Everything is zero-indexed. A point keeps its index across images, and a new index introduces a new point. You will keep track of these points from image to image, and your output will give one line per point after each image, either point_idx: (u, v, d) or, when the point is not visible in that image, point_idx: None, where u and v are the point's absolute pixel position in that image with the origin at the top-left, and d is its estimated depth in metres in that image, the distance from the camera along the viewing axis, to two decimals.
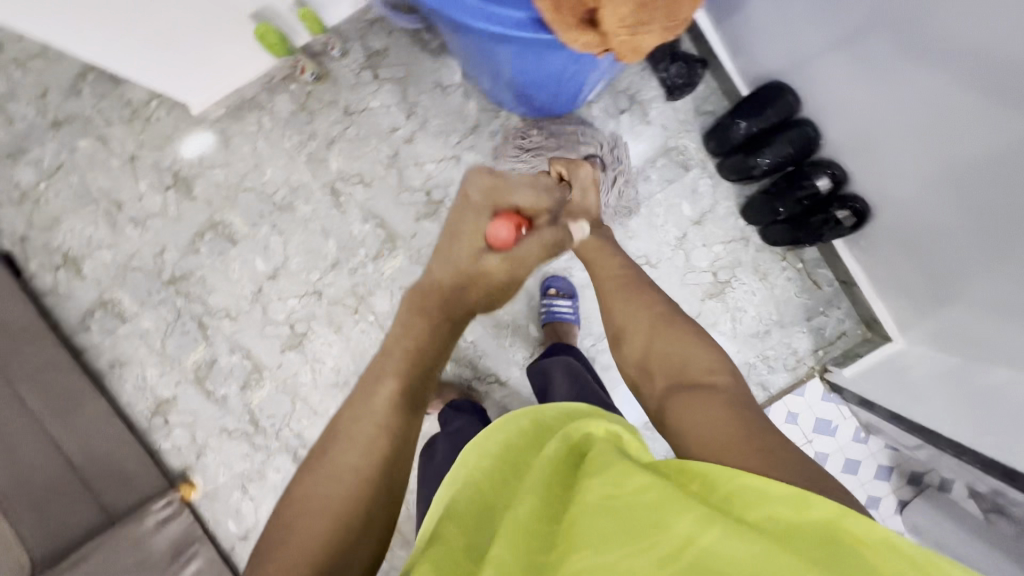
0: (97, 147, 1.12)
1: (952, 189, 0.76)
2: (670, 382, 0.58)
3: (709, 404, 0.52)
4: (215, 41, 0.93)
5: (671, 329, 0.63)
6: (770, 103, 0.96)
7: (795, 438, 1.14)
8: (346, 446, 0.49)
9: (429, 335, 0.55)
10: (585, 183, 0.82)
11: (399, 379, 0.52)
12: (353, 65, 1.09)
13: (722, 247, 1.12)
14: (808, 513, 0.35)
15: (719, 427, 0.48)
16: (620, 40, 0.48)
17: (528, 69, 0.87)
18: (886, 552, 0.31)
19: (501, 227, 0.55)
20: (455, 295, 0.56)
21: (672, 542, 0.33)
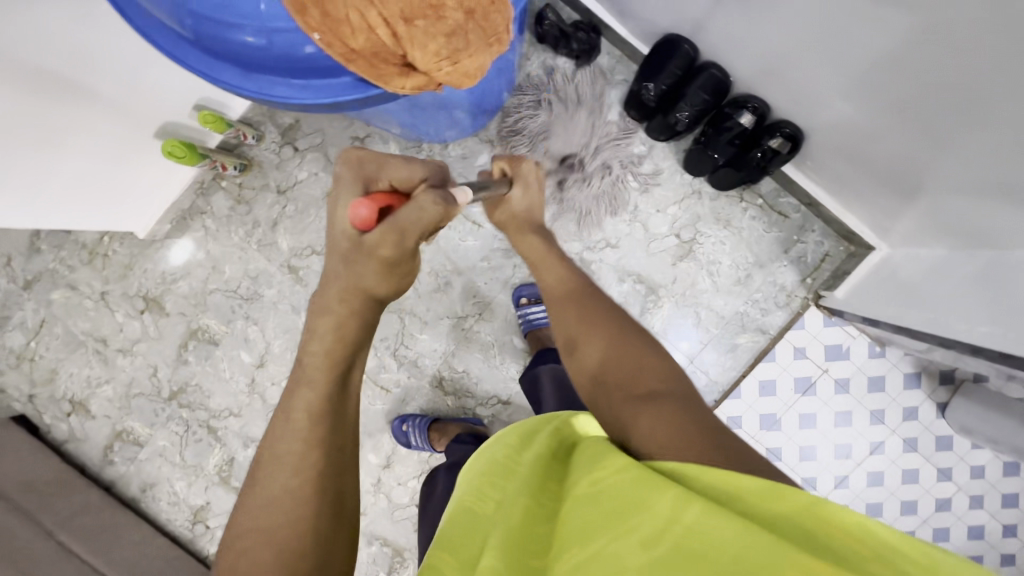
0: (70, 295, 1.17)
1: (882, 105, 0.74)
2: (622, 390, 0.56)
3: (680, 420, 0.51)
4: (132, 168, 0.97)
5: (617, 331, 0.62)
6: (669, 59, 0.94)
7: (810, 370, 1.11)
8: (275, 470, 0.50)
9: (334, 338, 0.55)
10: (531, 181, 0.84)
11: (314, 387, 0.53)
12: (273, 146, 1.12)
13: (677, 207, 1.10)
14: (784, 501, 0.34)
15: (677, 433, 0.49)
16: (445, 73, 0.47)
17: (415, 104, 0.88)
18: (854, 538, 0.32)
19: (362, 207, 0.54)
20: (349, 288, 0.56)
21: (657, 523, 0.35)
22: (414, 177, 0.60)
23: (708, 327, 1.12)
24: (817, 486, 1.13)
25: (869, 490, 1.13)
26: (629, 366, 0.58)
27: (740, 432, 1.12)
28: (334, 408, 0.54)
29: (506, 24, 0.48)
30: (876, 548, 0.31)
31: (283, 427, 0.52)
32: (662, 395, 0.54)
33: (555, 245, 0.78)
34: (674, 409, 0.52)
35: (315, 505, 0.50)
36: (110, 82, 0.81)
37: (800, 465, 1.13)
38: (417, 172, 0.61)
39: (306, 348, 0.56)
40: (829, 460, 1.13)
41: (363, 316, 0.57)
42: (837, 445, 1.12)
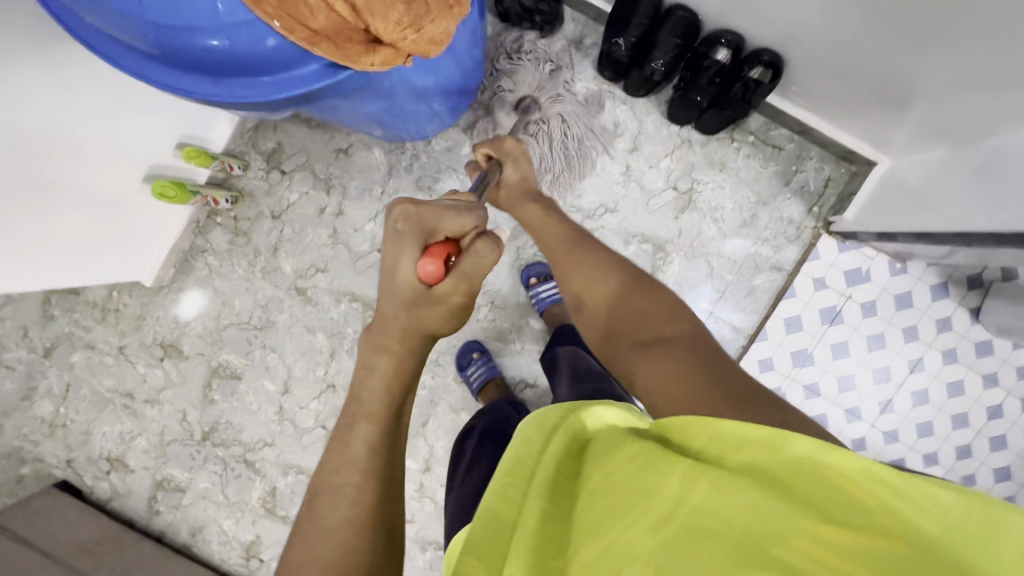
0: (90, 355, 1.19)
1: (856, 8, 0.72)
2: (629, 339, 0.58)
3: (684, 365, 0.51)
4: (126, 216, 0.97)
5: (622, 284, 0.64)
6: (634, 10, 0.92)
7: (833, 299, 1.09)
8: (334, 502, 0.50)
9: (394, 374, 0.55)
10: (515, 155, 0.85)
11: (377, 422, 0.53)
12: (260, 173, 1.12)
13: (669, 159, 1.08)
14: (784, 452, 0.32)
15: (686, 380, 0.50)
16: (410, 41, 0.47)
17: (387, 103, 0.87)
18: (870, 488, 0.29)
19: (429, 264, 0.52)
20: (409, 328, 0.55)
21: (662, 507, 0.33)
22: (469, 220, 0.56)
23: (723, 274, 1.10)
24: (861, 415, 1.12)
25: (915, 409, 1.11)
26: (634, 317, 0.60)
27: (773, 373, 1.11)
28: (395, 443, 0.54)
29: None
30: (888, 492, 0.29)
31: (345, 457, 0.51)
32: (670, 342, 0.55)
33: (552, 215, 0.79)
34: (682, 354, 0.53)
35: (372, 535, 0.50)
36: (88, 133, 0.82)
37: (840, 397, 1.11)
38: (470, 216, 0.56)
39: (364, 383, 0.55)
40: (869, 386, 1.11)
41: (417, 355, 0.56)
42: (875, 370, 1.10)
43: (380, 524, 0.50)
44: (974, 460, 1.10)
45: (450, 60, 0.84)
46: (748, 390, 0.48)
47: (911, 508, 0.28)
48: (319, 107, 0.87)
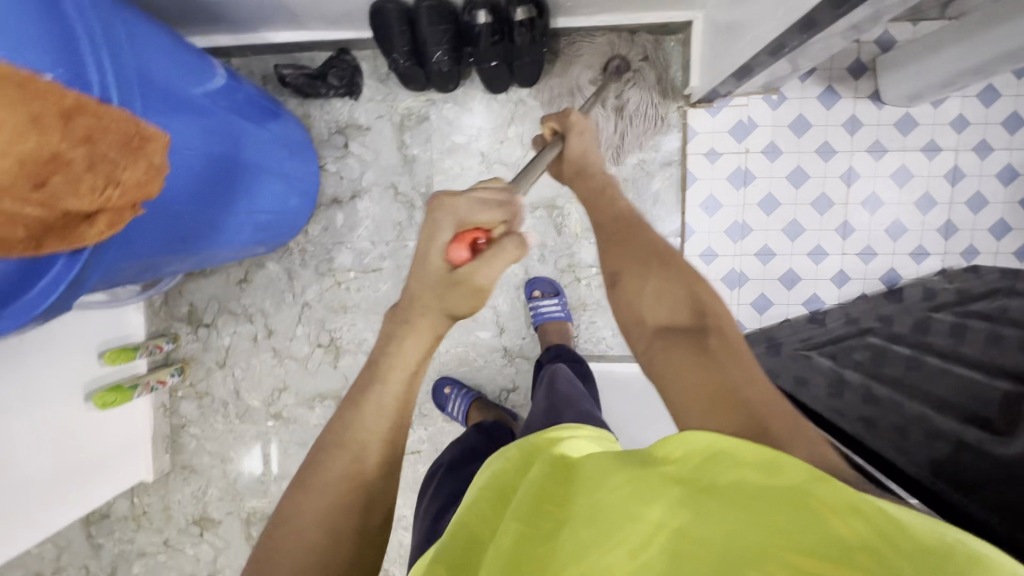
0: (145, 560, 1.27)
1: None
2: (658, 326, 0.49)
3: (709, 365, 0.43)
4: (94, 438, 1.04)
5: (667, 270, 0.53)
6: (388, 29, 0.91)
7: (734, 162, 1.05)
8: (336, 457, 0.47)
9: (422, 345, 0.52)
10: (584, 131, 0.74)
11: (398, 388, 0.51)
12: (190, 337, 1.19)
13: (514, 126, 1.08)
14: (775, 479, 0.29)
15: (712, 391, 0.41)
16: (116, 196, 0.51)
17: (232, 226, 0.90)
18: (848, 516, 0.26)
19: (458, 252, 0.50)
20: (415, 304, 0.52)
21: (644, 530, 0.29)
22: (503, 213, 0.52)
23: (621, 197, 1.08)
24: (826, 251, 1.06)
25: (877, 216, 1.05)
26: (672, 298, 0.50)
27: (719, 259, 1.08)
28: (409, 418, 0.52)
29: (128, 118, 0.51)
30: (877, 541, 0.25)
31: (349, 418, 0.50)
32: (707, 340, 0.46)
33: (596, 198, 0.66)
34: (717, 360, 0.44)
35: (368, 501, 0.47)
36: (17, 384, 0.86)
37: (796, 246, 1.06)
38: (504, 208, 0.52)
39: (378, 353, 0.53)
40: (818, 221, 1.06)
41: (430, 331, 0.53)
42: (814, 203, 1.05)
43: (385, 487, 0.48)
44: (962, 232, 1.04)
45: (257, 142, 0.88)
46: (784, 432, 0.38)
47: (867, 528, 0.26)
48: (193, 258, 0.89)
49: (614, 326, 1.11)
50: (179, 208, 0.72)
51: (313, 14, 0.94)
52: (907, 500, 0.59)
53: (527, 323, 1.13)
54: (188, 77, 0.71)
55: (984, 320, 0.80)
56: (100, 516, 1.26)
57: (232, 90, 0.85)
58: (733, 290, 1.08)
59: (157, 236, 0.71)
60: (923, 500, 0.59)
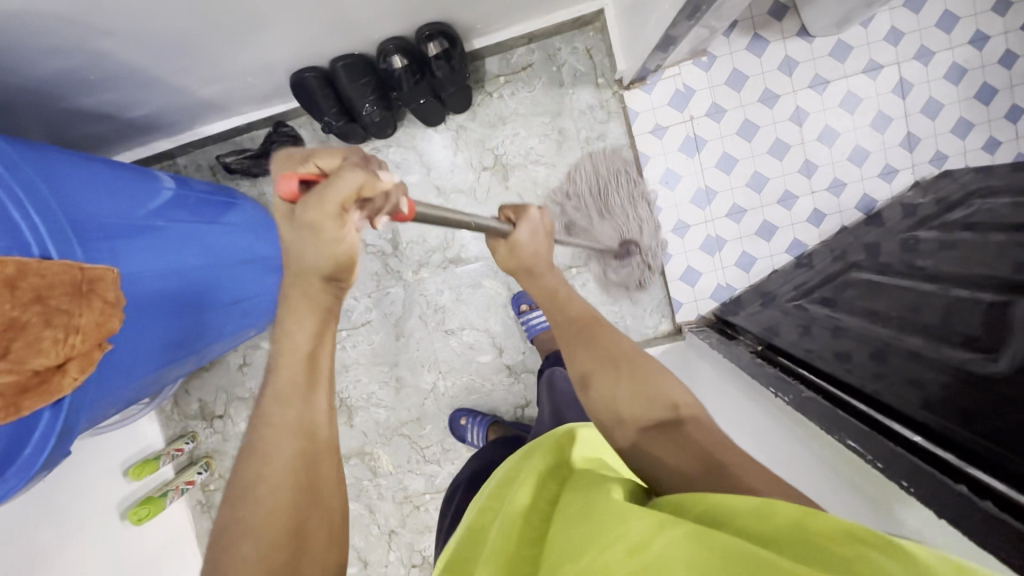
0: None
1: None
2: (642, 427, 0.50)
3: (704, 446, 0.47)
4: (139, 555, 1.06)
5: (634, 364, 0.54)
6: (312, 98, 0.92)
7: (682, 131, 1.05)
8: (248, 457, 0.43)
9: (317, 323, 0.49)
10: (540, 229, 0.70)
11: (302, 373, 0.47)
12: (207, 431, 1.21)
13: (460, 153, 1.08)
14: (777, 521, 0.33)
15: (704, 471, 0.45)
16: (80, 341, 0.52)
17: (225, 325, 0.95)
18: (856, 544, 0.29)
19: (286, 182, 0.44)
20: (299, 278, 0.49)
21: (643, 525, 0.33)
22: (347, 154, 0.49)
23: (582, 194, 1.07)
24: (795, 195, 1.05)
25: (837, 148, 1.04)
26: (647, 395, 0.51)
27: (692, 229, 1.07)
28: (318, 406, 0.47)
29: (68, 265, 0.53)
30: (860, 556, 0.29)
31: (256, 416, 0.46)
32: (686, 429, 0.49)
33: (544, 299, 0.64)
34: (702, 447, 0.48)
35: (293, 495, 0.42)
36: (50, 525, 0.88)
37: (764, 196, 1.06)
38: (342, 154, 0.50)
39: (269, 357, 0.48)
40: (779, 167, 1.05)
41: (319, 302, 0.50)
42: (771, 150, 1.04)
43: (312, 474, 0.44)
44: (925, 141, 1.03)
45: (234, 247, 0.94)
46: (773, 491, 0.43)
47: (868, 549, 0.29)
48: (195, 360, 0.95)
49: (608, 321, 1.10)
50: (172, 318, 0.78)
51: (238, 99, 0.95)
52: (911, 438, 0.59)
53: (523, 337, 1.13)
54: (132, 200, 0.75)
55: (965, 229, 0.79)
56: None
57: (182, 195, 0.88)
58: (714, 256, 1.08)
59: (161, 349, 0.77)
60: (927, 436, 0.59)
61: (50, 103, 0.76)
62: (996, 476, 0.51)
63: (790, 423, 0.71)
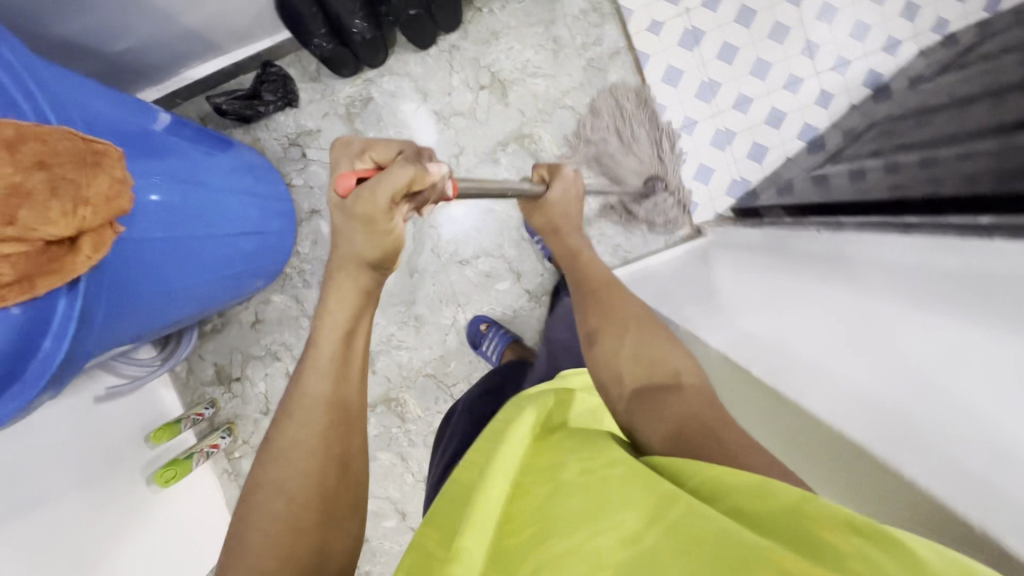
0: None
1: None
2: (636, 387, 0.54)
3: (690, 415, 0.50)
4: (166, 522, 1.02)
5: (642, 331, 0.60)
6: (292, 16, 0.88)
7: (679, 26, 1.03)
8: (284, 426, 0.48)
9: (351, 309, 0.54)
10: (570, 188, 0.79)
11: (336, 351, 0.52)
12: (225, 396, 1.17)
13: (456, 74, 1.06)
14: (775, 497, 0.33)
15: (687, 435, 0.47)
16: (91, 211, 0.49)
17: (234, 257, 0.90)
18: (851, 534, 0.28)
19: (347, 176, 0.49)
20: (352, 254, 0.53)
21: (633, 521, 0.35)
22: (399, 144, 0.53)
23: (584, 102, 1.05)
24: (799, 78, 1.03)
25: (836, 25, 1.02)
26: (648, 360, 0.56)
27: (700, 124, 1.05)
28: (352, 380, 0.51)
29: (65, 134, 0.49)
30: (864, 537, 0.28)
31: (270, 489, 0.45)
32: (681, 396, 0.52)
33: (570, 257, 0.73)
34: (698, 418, 0.49)
35: (326, 457, 0.47)
36: (68, 481, 0.84)
37: (769, 83, 1.04)
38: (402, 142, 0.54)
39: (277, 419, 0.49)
40: (781, 51, 1.03)
41: (359, 288, 0.54)
42: (770, 35, 1.03)
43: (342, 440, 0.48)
44: (923, 8, 1.01)
45: (225, 176, 0.88)
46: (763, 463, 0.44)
47: (867, 538, 0.28)
48: (208, 309, 0.92)
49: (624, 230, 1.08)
50: (173, 241, 0.72)
51: (224, 31, 0.93)
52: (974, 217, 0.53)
53: (540, 258, 1.11)
54: (124, 119, 0.71)
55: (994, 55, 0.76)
56: None
57: (179, 127, 0.84)
58: (725, 149, 1.05)
59: (162, 269, 0.72)
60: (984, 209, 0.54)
61: (27, 29, 0.73)
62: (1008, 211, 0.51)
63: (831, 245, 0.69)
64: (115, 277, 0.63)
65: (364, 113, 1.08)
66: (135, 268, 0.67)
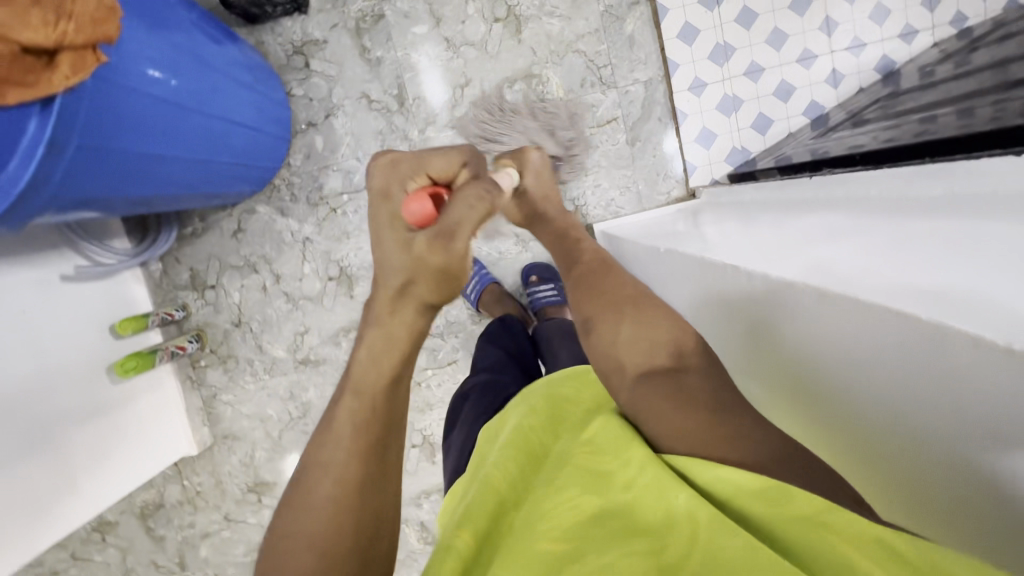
0: (210, 540, 1.23)
1: None
2: (637, 374, 0.46)
3: (695, 395, 0.43)
4: (124, 411, 1.01)
5: (634, 306, 0.50)
6: None
7: None
8: (317, 472, 0.41)
9: (402, 341, 0.44)
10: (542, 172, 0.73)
11: (376, 392, 0.43)
12: (199, 302, 1.16)
13: (471, 3, 1.05)
14: (789, 505, 0.34)
15: (684, 411, 0.42)
16: (74, 29, 0.49)
17: (229, 146, 0.88)
18: (867, 548, 0.30)
19: (415, 208, 0.43)
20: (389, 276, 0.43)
21: (666, 538, 0.34)
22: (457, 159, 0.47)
23: (596, 49, 1.04)
24: (814, 53, 1.03)
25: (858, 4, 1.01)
26: (640, 342, 0.48)
27: (709, 86, 1.05)
28: (394, 428, 0.44)
29: None
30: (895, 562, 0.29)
31: (301, 518, 0.39)
32: (678, 377, 0.45)
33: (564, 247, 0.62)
34: (703, 402, 0.43)
35: (363, 508, 0.40)
36: (20, 350, 0.83)
37: (784, 54, 1.03)
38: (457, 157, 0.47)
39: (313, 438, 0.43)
40: (800, 23, 1.02)
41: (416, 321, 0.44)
42: (792, 5, 1.02)
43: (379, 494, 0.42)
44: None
45: (228, 65, 0.86)
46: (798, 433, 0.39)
47: (891, 556, 0.29)
48: (190, 200, 0.91)
49: (620, 185, 1.08)
50: (161, 104, 0.70)
51: None
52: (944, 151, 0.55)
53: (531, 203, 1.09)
54: None
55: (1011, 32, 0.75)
56: (156, 506, 1.22)
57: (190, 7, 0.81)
58: (731, 116, 1.06)
59: (153, 132, 0.70)
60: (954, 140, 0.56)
61: None
62: (994, 149, 0.49)
63: (814, 189, 0.71)
64: (102, 135, 0.62)
65: (374, 30, 1.06)
66: (125, 132, 0.65)
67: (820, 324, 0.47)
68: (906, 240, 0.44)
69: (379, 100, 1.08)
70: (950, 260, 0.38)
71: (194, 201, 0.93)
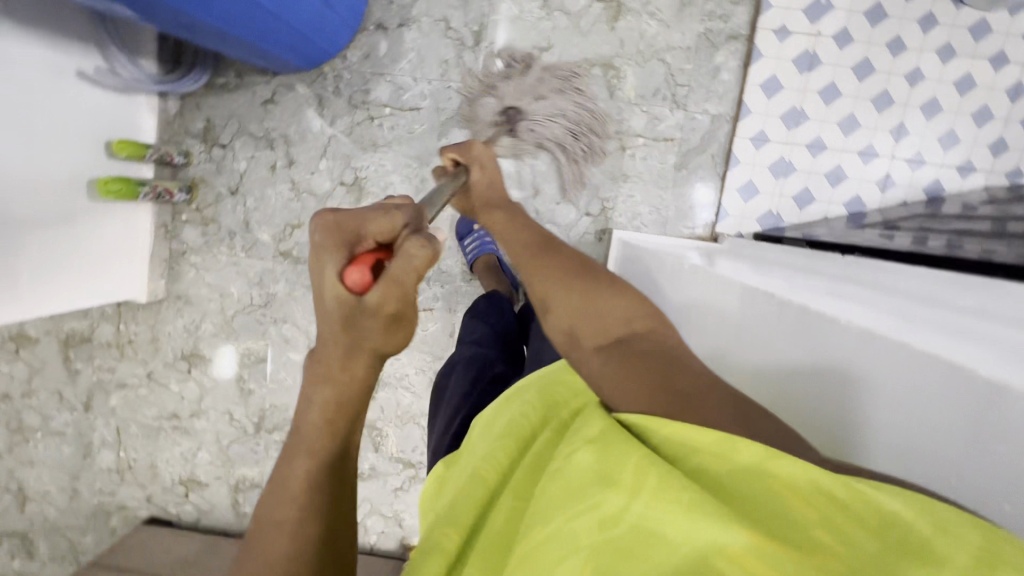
0: (124, 392, 1.18)
1: None
2: (595, 346, 0.47)
3: (648, 362, 0.43)
4: (89, 232, 0.96)
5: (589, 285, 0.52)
6: None
7: (803, 43, 1.02)
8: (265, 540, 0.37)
9: (350, 394, 0.38)
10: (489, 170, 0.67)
11: (318, 456, 0.38)
12: (203, 156, 1.12)
13: None
14: (737, 457, 0.29)
15: (635, 376, 0.41)
16: None
17: (297, 10, 0.84)
18: (822, 506, 0.25)
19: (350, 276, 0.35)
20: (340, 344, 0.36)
21: (613, 500, 0.29)
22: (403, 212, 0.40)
23: (680, 66, 1.04)
24: (876, 152, 1.04)
25: (933, 122, 1.03)
26: (593, 316, 0.50)
27: (770, 144, 1.05)
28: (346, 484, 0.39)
29: None
30: (838, 513, 0.25)
31: None
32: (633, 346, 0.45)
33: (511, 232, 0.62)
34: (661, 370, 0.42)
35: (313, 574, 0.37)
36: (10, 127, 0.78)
37: (849, 141, 1.04)
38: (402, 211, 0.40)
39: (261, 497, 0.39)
40: (874, 119, 1.03)
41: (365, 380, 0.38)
42: (874, 99, 1.03)
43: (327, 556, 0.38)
44: (1011, 151, 1.02)
45: None
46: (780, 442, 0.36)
47: (844, 514, 0.24)
48: (231, 47, 0.87)
49: (652, 204, 1.08)
50: None
51: None
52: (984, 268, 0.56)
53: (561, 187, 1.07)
54: None
55: None
56: (81, 340, 1.17)
57: None
58: (779, 179, 1.06)
59: None
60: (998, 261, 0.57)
61: None
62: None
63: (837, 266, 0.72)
64: None
65: None
66: None
67: (808, 360, 0.50)
68: (910, 315, 0.47)
69: (456, 30, 1.05)
70: (950, 331, 0.42)
71: (234, 50, 0.89)
